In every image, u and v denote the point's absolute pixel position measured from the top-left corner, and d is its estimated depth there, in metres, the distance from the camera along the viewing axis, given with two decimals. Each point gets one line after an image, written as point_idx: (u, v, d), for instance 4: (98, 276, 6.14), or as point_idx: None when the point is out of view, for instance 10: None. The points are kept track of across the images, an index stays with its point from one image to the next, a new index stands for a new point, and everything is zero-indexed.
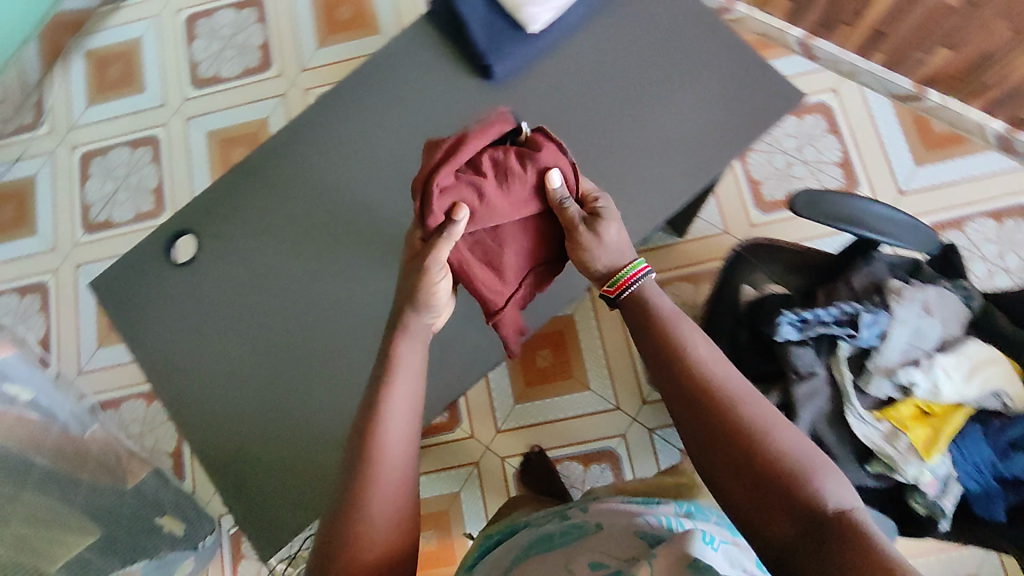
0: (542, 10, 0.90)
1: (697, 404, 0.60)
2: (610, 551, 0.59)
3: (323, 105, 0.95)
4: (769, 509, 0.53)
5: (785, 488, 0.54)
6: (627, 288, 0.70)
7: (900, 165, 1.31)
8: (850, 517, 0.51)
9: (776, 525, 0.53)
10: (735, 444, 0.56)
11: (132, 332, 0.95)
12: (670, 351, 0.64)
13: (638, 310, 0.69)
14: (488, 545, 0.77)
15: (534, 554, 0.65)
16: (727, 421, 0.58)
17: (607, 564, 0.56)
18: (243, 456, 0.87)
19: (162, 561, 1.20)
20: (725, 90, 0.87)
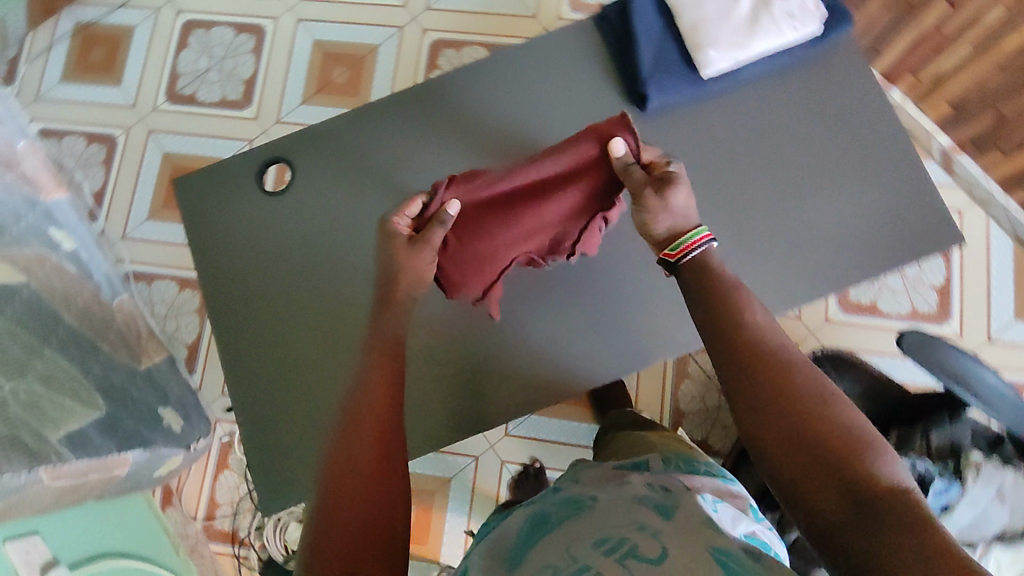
0: (723, 56, 0.80)
1: (751, 372, 0.58)
2: (610, 518, 0.55)
3: (455, 78, 0.91)
4: (813, 480, 0.52)
5: (837, 461, 0.52)
6: (690, 252, 0.67)
7: (998, 314, 1.21)
8: (906, 494, 0.49)
9: (819, 497, 0.51)
10: (787, 415, 0.55)
11: (196, 239, 0.91)
12: (728, 315, 0.61)
13: (700, 275, 0.66)
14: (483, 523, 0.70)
15: (531, 539, 0.57)
16: (781, 391, 0.56)
17: (607, 535, 0.52)
18: (283, 401, 0.87)
19: (154, 455, 1.17)
20: (862, 207, 0.84)
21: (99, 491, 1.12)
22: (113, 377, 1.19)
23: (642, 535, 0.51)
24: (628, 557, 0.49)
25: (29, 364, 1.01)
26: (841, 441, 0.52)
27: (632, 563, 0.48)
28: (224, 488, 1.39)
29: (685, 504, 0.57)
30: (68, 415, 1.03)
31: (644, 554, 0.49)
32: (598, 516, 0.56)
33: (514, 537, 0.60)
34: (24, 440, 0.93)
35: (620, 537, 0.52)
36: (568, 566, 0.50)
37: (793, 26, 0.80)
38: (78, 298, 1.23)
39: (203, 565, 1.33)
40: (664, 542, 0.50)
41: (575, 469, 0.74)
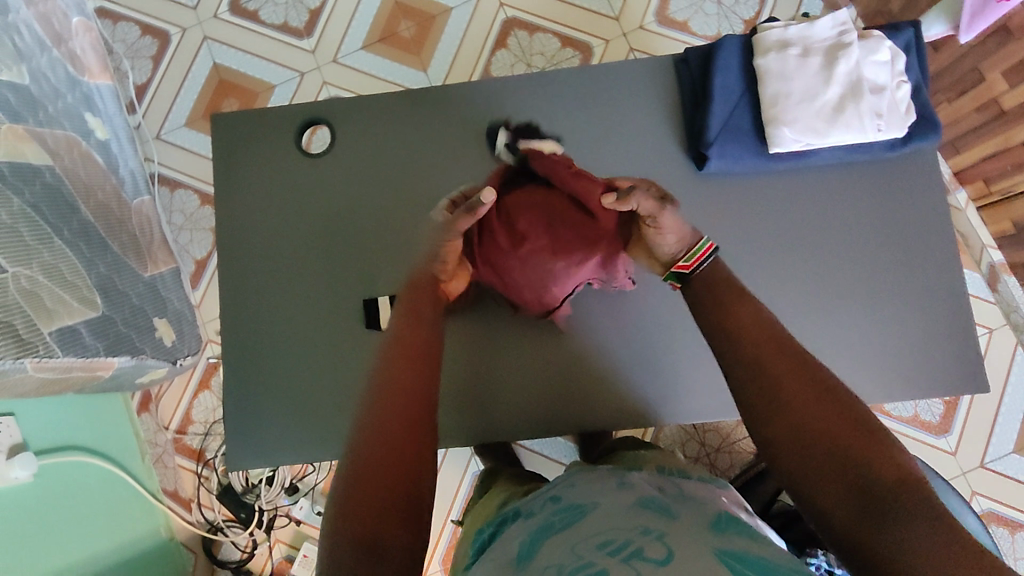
0: (798, 135, 0.76)
1: (762, 363, 0.57)
2: (613, 521, 0.54)
3: (518, 82, 0.88)
4: (825, 469, 0.50)
5: (850, 447, 0.50)
6: (697, 263, 0.70)
7: (998, 441, 1.18)
8: (918, 493, 0.47)
9: (827, 496, 0.50)
10: (798, 405, 0.54)
11: (224, 177, 0.90)
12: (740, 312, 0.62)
13: (710, 278, 0.68)
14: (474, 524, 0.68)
15: (536, 546, 0.55)
16: (794, 381, 0.55)
17: (611, 538, 0.51)
18: (268, 360, 0.86)
19: (138, 364, 1.14)
20: (905, 319, 0.79)
21: (78, 386, 1.10)
22: (115, 279, 1.14)
23: (647, 538, 0.50)
24: (632, 557, 0.47)
25: (37, 250, 0.96)
26: (855, 429, 0.51)
27: (637, 564, 0.46)
28: (200, 407, 1.40)
29: (692, 507, 0.56)
30: (62, 308, 0.98)
31: (651, 555, 0.47)
32: (601, 520, 0.55)
33: (518, 547, 0.56)
34: (18, 328, 0.88)
35: (624, 540, 0.50)
36: (572, 566, 0.48)
37: (877, 126, 0.75)
38: (98, 191, 1.20)
39: (164, 476, 1.36)
40: (668, 542, 0.49)
41: (567, 472, 0.72)
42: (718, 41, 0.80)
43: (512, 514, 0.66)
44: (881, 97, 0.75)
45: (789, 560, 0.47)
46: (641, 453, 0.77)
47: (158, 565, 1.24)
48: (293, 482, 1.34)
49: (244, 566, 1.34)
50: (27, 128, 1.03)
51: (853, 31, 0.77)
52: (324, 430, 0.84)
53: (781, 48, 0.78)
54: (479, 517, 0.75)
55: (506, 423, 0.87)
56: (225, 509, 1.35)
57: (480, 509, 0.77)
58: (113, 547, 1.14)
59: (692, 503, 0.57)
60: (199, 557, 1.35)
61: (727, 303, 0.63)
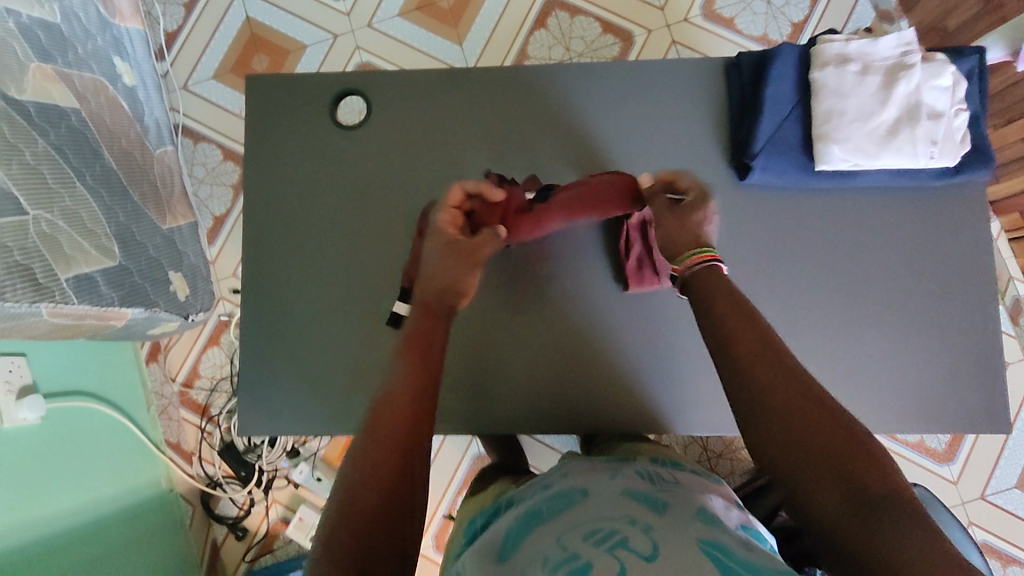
0: (847, 154, 0.75)
1: (755, 369, 0.55)
2: (597, 512, 0.52)
3: (561, 72, 0.87)
4: (811, 471, 0.48)
5: (837, 450, 0.48)
6: (694, 270, 0.65)
7: (1002, 474, 1.17)
8: (905, 497, 0.45)
9: (818, 494, 0.47)
10: (789, 399, 0.52)
11: (255, 139, 0.89)
12: (737, 318, 0.59)
13: (711, 287, 0.63)
14: (472, 529, 0.65)
15: (521, 534, 0.54)
16: (782, 384, 0.53)
17: (596, 528, 0.49)
18: (283, 328, 0.86)
19: (150, 316, 1.13)
20: (931, 349, 0.78)
21: (90, 333, 1.09)
22: (133, 228, 1.13)
23: (633, 529, 0.48)
24: (617, 549, 0.45)
25: (59, 194, 0.95)
26: (843, 432, 0.49)
27: (621, 555, 0.44)
28: (208, 363, 1.40)
29: (678, 501, 0.54)
30: (80, 256, 0.97)
31: (636, 547, 0.45)
32: (585, 511, 0.53)
33: (504, 535, 0.55)
34: (36, 272, 0.87)
35: (611, 530, 0.48)
36: (556, 557, 0.46)
37: (929, 154, 0.74)
38: (122, 137, 1.17)
39: (168, 428, 1.36)
40: (655, 536, 0.47)
41: (560, 463, 0.72)
42: (775, 48, 0.79)
43: (505, 505, 0.65)
44: (938, 124, 0.74)
45: (774, 560, 0.45)
46: (635, 445, 0.77)
47: (156, 516, 1.25)
48: (295, 446, 1.35)
49: (240, 523, 1.36)
50: (56, 69, 1.01)
51: (917, 52, 0.75)
52: (333, 404, 0.84)
53: (841, 63, 0.76)
54: (475, 507, 0.75)
55: (504, 413, 0.87)
56: (226, 466, 1.36)
57: (476, 500, 0.77)
58: (114, 495, 1.15)
59: (678, 498, 0.55)
60: (196, 511, 1.35)
61: (723, 309, 0.61)
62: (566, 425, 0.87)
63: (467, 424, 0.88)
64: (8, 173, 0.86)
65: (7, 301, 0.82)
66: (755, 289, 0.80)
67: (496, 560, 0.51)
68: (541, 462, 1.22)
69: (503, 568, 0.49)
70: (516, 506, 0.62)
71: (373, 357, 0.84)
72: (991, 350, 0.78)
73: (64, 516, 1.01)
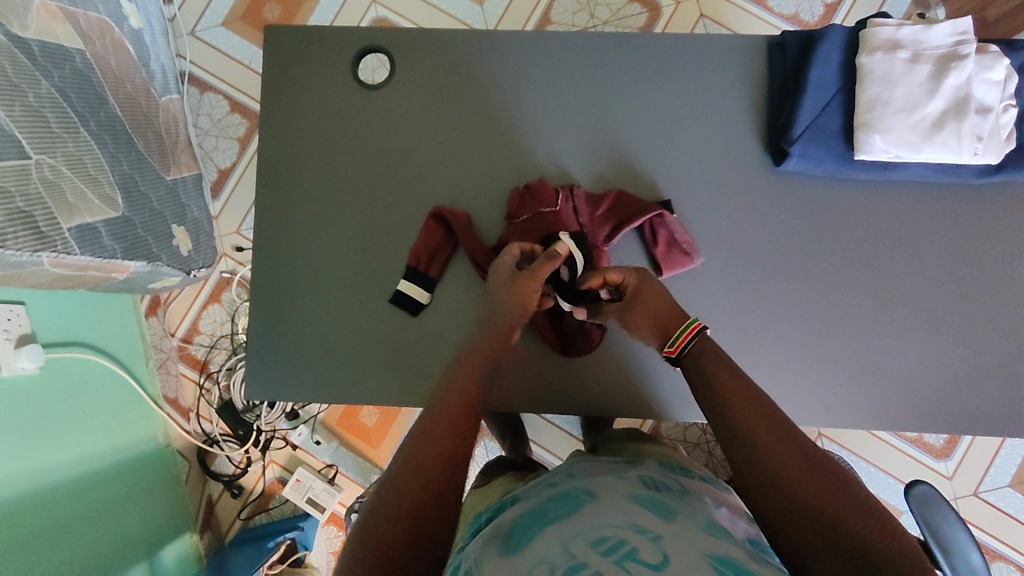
0: (890, 144, 0.73)
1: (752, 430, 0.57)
2: (604, 514, 0.51)
3: (594, 41, 0.83)
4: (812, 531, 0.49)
5: (836, 510, 0.49)
6: (681, 345, 0.67)
7: (997, 473, 1.18)
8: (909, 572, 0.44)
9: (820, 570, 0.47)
10: (786, 475, 0.52)
11: (272, 92, 0.85)
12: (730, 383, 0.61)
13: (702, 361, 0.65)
14: (476, 523, 0.64)
15: (528, 532, 0.53)
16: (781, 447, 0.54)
17: (602, 532, 0.47)
18: (293, 290, 0.83)
19: (153, 270, 1.11)
20: (949, 347, 0.78)
21: (90, 284, 1.07)
22: (137, 178, 1.09)
23: (641, 537, 0.47)
24: (626, 560, 0.44)
25: (61, 139, 0.91)
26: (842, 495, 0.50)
27: (630, 565, 0.43)
28: (208, 319, 1.38)
29: (687, 510, 0.52)
30: (83, 204, 0.93)
31: (645, 557, 0.44)
32: (592, 513, 0.52)
33: (510, 531, 0.54)
34: (38, 220, 0.84)
35: (617, 537, 0.47)
36: (564, 562, 0.45)
37: (973, 150, 0.72)
38: (127, 83, 1.13)
39: (166, 383, 1.35)
40: (665, 547, 0.45)
41: (567, 462, 0.70)
42: (822, 30, 0.76)
43: (510, 501, 0.64)
44: (986, 119, 0.71)
45: None
46: (641, 447, 0.75)
47: (153, 471, 1.25)
48: (294, 409, 1.33)
49: (236, 481, 1.36)
50: (62, 6, 0.96)
51: (972, 42, 0.72)
52: (341, 370, 0.82)
53: (890, 49, 0.73)
54: (478, 504, 0.73)
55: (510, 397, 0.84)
56: (223, 424, 1.35)
57: (483, 495, 0.76)
58: (111, 448, 1.14)
59: (688, 505, 0.54)
60: (193, 466, 1.36)
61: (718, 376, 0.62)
62: (574, 409, 0.85)
63: None
64: (10, 113, 0.82)
65: (8, 248, 0.79)
66: (777, 277, 0.79)
67: (501, 555, 0.50)
68: (540, 437, 1.24)
69: (511, 563, 0.48)
70: (521, 504, 0.61)
71: (384, 324, 0.82)
72: (1009, 351, 0.78)
73: (61, 468, 1.00)
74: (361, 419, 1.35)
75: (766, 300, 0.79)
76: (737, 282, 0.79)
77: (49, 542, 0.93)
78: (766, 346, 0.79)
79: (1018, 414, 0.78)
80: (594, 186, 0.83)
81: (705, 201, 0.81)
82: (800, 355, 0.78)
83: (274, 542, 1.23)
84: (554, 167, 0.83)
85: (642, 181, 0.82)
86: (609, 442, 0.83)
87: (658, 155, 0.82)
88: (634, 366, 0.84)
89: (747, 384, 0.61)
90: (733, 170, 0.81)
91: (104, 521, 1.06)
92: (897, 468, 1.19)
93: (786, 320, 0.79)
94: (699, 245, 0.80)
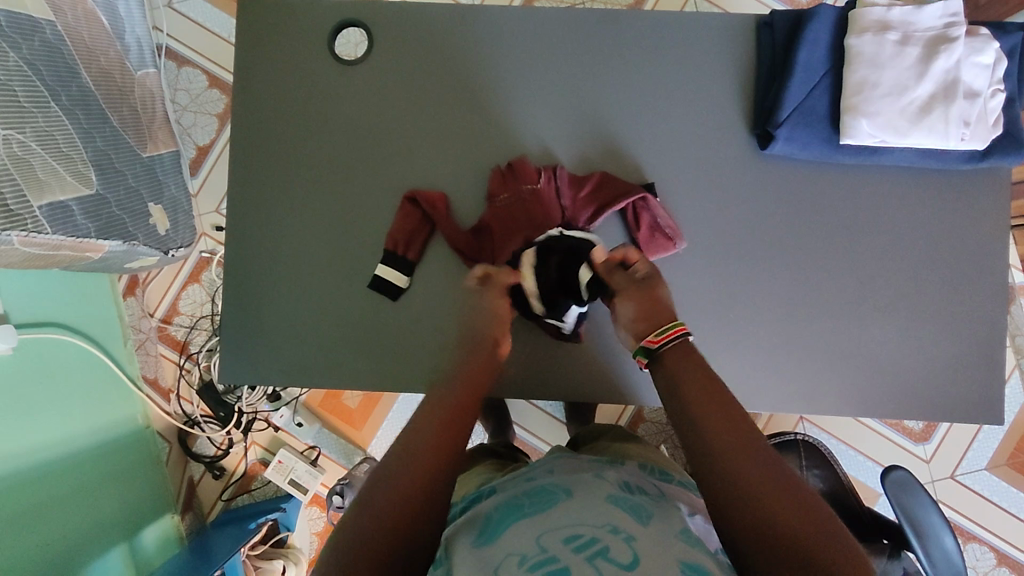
0: (877, 129, 0.71)
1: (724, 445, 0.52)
2: (579, 512, 0.50)
3: (580, 18, 0.81)
4: (776, 558, 0.43)
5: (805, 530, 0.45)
6: (664, 341, 0.63)
7: (974, 456, 1.19)
8: None
9: None
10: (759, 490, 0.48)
11: (248, 66, 0.82)
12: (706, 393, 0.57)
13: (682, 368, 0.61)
14: (450, 514, 0.63)
15: (500, 526, 0.52)
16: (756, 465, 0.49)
17: (576, 531, 0.47)
18: (269, 270, 0.81)
19: (129, 250, 1.08)
20: (930, 333, 0.78)
21: (64, 264, 1.04)
22: (112, 155, 1.06)
23: (615, 537, 0.46)
24: (597, 558, 0.44)
25: (30, 114, 0.88)
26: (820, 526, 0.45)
27: (600, 563, 0.43)
28: (187, 300, 1.35)
29: (663, 514, 0.52)
30: (54, 181, 0.91)
31: (617, 557, 0.44)
32: (567, 510, 0.51)
33: (483, 523, 0.54)
34: (6, 199, 0.81)
35: (590, 535, 0.46)
36: (535, 558, 0.45)
37: (961, 135, 0.71)
38: (100, 56, 1.08)
39: (145, 363, 1.33)
40: (638, 548, 0.45)
41: (546, 457, 0.69)
42: (812, 9, 0.74)
43: (485, 492, 0.63)
44: (974, 103, 0.70)
45: None
46: (623, 447, 0.74)
47: (133, 454, 1.24)
48: (276, 390, 1.33)
49: (217, 462, 1.34)
50: None
51: (962, 24, 0.71)
52: (318, 352, 0.81)
53: (880, 30, 0.72)
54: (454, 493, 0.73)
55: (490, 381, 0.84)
56: (205, 405, 1.33)
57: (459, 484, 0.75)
58: (88, 430, 1.12)
59: (664, 508, 0.53)
60: (173, 448, 1.34)
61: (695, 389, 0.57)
62: (555, 394, 0.84)
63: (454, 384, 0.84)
64: None
65: None
66: (761, 261, 0.79)
67: (472, 547, 0.50)
68: (523, 420, 1.24)
69: (481, 557, 0.48)
70: (496, 496, 0.60)
71: (362, 307, 0.81)
72: (989, 337, 0.78)
73: (37, 450, 0.98)
74: (344, 401, 1.34)
75: (750, 284, 0.78)
76: (720, 266, 0.79)
77: (24, 526, 0.92)
78: (749, 331, 0.78)
79: (996, 400, 0.78)
80: (578, 167, 0.81)
81: (690, 184, 0.80)
82: (782, 340, 0.78)
83: (256, 522, 1.21)
84: (537, 147, 0.81)
85: (627, 163, 0.80)
86: (590, 439, 0.82)
87: (643, 136, 0.80)
88: (615, 353, 0.83)
89: (729, 400, 0.56)
90: (720, 152, 0.79)
91: (82, 504, 1.05)
92: (876, 452, 1.20)
93: (770, 305, 0.78)
94: (684, 229, 0.79)
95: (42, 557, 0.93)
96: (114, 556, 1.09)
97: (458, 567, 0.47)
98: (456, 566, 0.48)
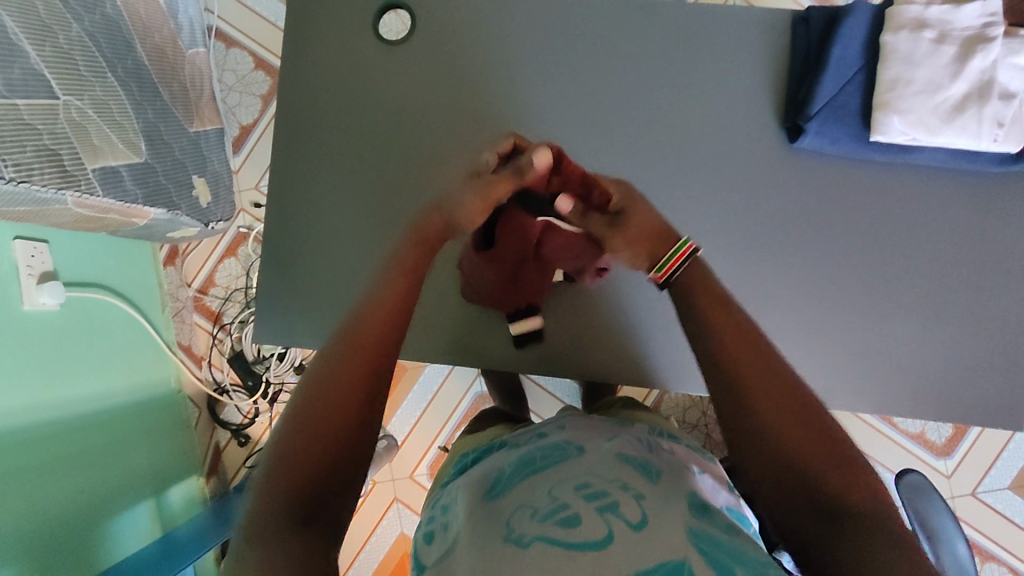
0: (910, 124, 0.72)
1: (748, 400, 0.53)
2: (591, 468, 0.52)
3: (620, 8, 0.83)
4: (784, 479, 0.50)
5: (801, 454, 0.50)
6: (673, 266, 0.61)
7: (996, 475, 1.17)
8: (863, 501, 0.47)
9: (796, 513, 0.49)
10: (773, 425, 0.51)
11: (297, 39, 0.85)
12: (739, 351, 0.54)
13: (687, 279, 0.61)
14: (463, 463, 0.66)
15: (515, 477, 0.55)
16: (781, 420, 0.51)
17: (586, 484, 0.49)
18: (296, 232, 0.85)
19: (172, 218, 1.14)
20: (950, 335, 0.78)
21: (111, 228, 1.10)
22: (161, 127, 1.09)
23: (625, 494, 0.48)
24: (607, 511, 0.46)
25: (89, 82, 0.91)
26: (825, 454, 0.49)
27: (609, 518, 0.45)
28: (224, 272, 1.40)
29: (671, 474, 0.54)
30: (106, 147, 0.95)
31: (626, 513, 0.46)
32: (578, 466, 0.53)
33: (495, 475, 0.56)
34: (63, 159, 0.86)
35: (602, 490, 0.48)
36: (546, 508, 0.47)
37: (993, 137, 0.71)
38: (155, 32, 1.12)
39: (180, 330, 1.38)
40: (646, 505, 0.47)
41: (558, 414, 0.71)
42: (848, 6, 0.76)
43: (497, 445, 0.66)
44: (1009, 105, 0.70)
45: (757, 551, 0.44)
46: (634, 413, 0.76)
47: (164, 414, 1.29)
48: (303, 363, 1.37)
49: (243, 430, 1.38)
50: None
51: (1000, 24, 0.71)
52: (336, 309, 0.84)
53: (916, 28, 0.72)
54: (464, 445, 0.76)
55: (494, 358, 0.87)
56: (234, 374, 1.37)
57: (471, 438, 0.78)
58: (122, 388, 1.17)
59: (672, 469, 0.55)
60: (202, 413, 1.38)
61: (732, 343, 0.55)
62: (571, 372, 0.86)
63: (468, 357, 0.87)
64: (41, 54, 0.82)
65: (35, 184, 0.81)
66: (781, 253, 0.80)
67: (487, 495, 0.52)
68: (539, 406, 1.26)
69: (492, 505, 0.50)
70: (509, 449, 0.62)
71: None
72: (1013, 345, 0.78)
73: (73, 404, 1.03)
74: None
75: (772, 276, 0.79)
76: (742, 255, 0.80)
77: (60, 474, 0.97)
78: (768, 319, 0.79)
79: (1014, 408, 0.78)
80: (605, 152, 0.82)
81: (717, 174, 0.81)
82: (801, 334, 0.79)
83: None
84: (568, 131, 0.83)
85: (657, 152, 0.82)
86: (602, 408, 0.85)
87: (675, 124, 0.82)
88: (636, 334, 0.85)
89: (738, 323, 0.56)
90: (749, 143, 0.81)
91: (115, 458, 1.10)
92: (893, 462, 1.19)
93: (790, 298, 0.79)
94: (709, 217, 0.80)
95: (75, 506, 0.98)
96: (140, 509, 1.14)
97: (472, 515, 0.49)
98: (467, 513, 0.50)
